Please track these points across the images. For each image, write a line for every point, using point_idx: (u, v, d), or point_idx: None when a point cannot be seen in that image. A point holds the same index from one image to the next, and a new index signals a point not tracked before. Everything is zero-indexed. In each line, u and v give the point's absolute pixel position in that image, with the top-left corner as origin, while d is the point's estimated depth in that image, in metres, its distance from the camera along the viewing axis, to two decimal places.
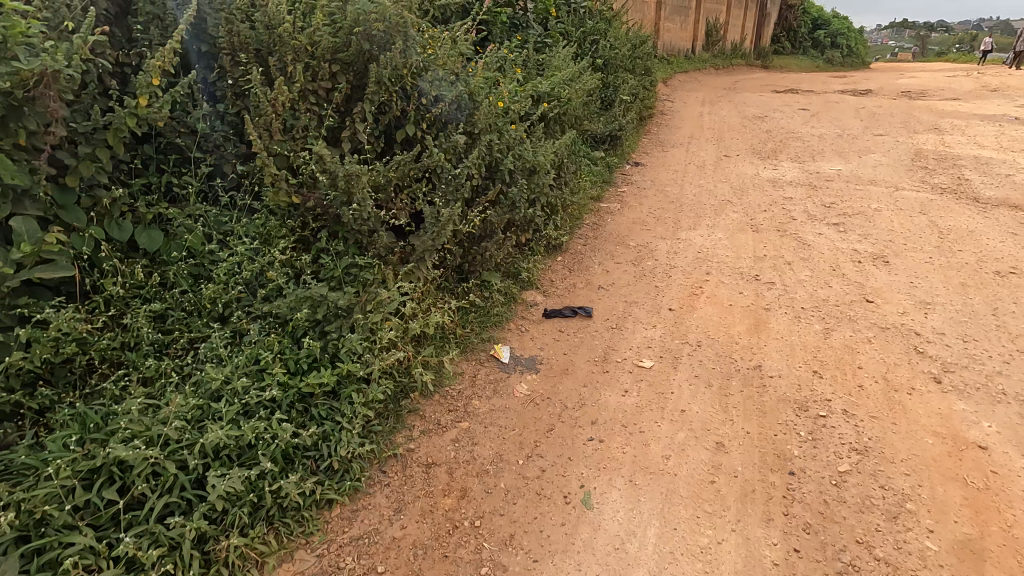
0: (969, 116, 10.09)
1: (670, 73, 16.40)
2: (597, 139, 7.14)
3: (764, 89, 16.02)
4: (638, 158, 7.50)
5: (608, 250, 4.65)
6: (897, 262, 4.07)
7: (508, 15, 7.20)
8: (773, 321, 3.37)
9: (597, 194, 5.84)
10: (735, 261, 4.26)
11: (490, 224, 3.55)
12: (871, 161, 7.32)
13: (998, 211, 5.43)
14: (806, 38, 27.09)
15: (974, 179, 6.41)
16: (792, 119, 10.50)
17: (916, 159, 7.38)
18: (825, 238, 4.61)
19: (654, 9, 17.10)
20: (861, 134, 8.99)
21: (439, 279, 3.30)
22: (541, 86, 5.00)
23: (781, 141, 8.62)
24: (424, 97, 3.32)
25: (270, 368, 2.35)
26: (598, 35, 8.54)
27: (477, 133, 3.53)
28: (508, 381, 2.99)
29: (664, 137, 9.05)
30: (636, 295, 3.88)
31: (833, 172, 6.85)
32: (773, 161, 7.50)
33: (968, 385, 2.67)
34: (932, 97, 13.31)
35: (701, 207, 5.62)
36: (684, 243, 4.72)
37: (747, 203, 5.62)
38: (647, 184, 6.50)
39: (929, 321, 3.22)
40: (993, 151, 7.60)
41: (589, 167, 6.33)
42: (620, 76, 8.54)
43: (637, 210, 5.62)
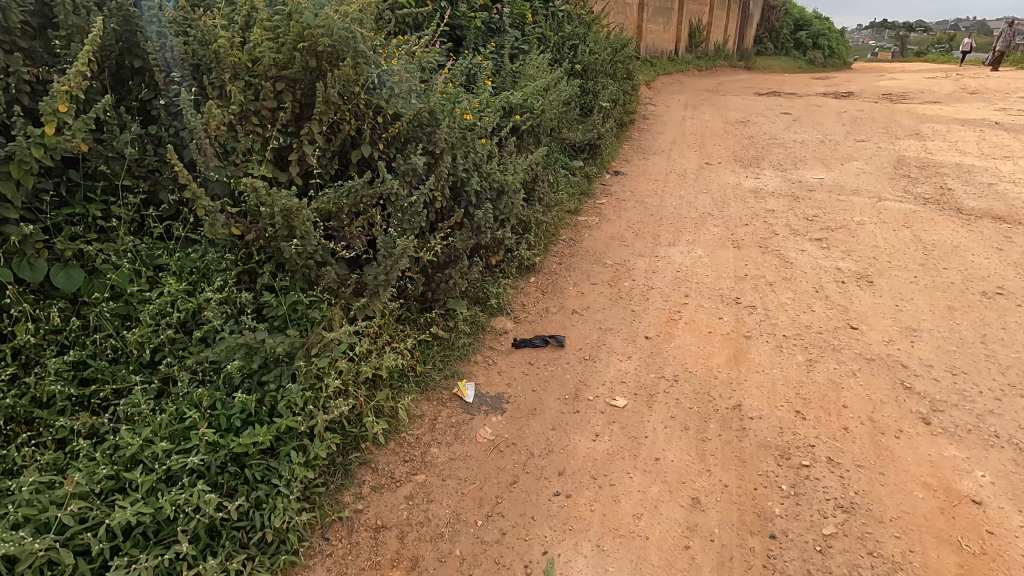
0: (951, 121, 10.04)
1: (653, 76, 16.30)
2: (576, 148, 6.96)
3: (748, 92, 15.97)
4: (618, 167, 7.33)
5: (583, 269, 4.46)
6: (881, 282, 3.92)
7: (483, 19, 7.11)
8: (753, 352, 3.19)
9: (575, 207, 5.65)
10: (715, 282, 4.09)
11: (454, 249, 3.34)
12: (854, 169, 7.20)
13: (982, 223, 5.32)
14: (789, 40, 27.21)
15: (958, 188, 6.30)
16: (775, 124, 10.41)
17: (899, 166, 7.28)
18: (807, 255, 4.45)
19: (636, 12, 16.99)
20: (844, 140, 8.90)
21: (399, 312, 3.08)
22: (513, 97, 4.79)
23: (764, 148, 8.50)
24: (380, 116, 3.10)
25: (198, 426, 2.13)
26: (577, 41, 8.37)
27: (439, 153, 3.31)
28: (471, 424, 2.78)
29: (646, 143, 8.89)
30: (612, 321, 3.69)
31: (815, 181, 6.72)
32: (755, 169, 7.36)
33: (958, 427, 2.50)
34: (913, 100, 13.30)
35: (681, 220, 5.45)
36: (662, 261, 4.54)
37: (728, 216, 5.46)
38: (627, 195, 6.32)
39: (916, 351, 3.06)
40: (975, 158, 7.52)
41: (567, 179, 6.15)
42: (599, 82, 8.37)
43: (616, 224, 5.43)
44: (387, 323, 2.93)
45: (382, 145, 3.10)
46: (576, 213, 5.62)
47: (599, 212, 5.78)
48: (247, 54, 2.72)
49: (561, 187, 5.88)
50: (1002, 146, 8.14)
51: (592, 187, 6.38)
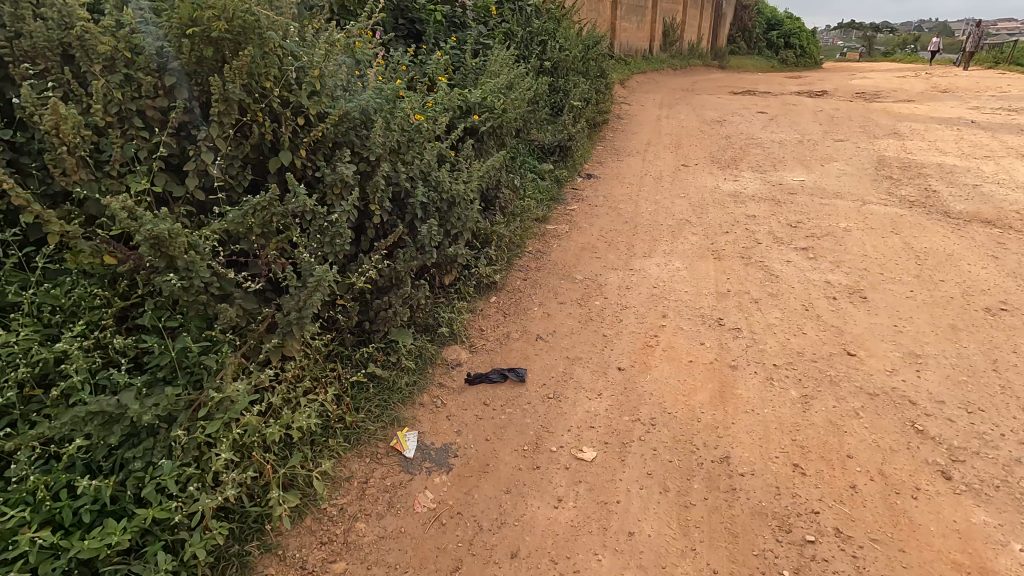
0: (927, 120, 9.89)
1: (627, 74, 15.99)
2: (544, 150, 6.54)
3: (722, 91, 15.78)
4: (590, 170, 6.93)
5: (550, 286, 4.02)
6: (875, 298, 3.57)
7: (444, 13, 6.79)
8: (740, 386, 2.78)
9: (543, 215, 5.23)
10: (694, 299, 3.69)
11: (393, 272, 2.86)
12: (835, 171, 6.91)
13: (972, 228, 5.03)
14: (761, 39, 27.29)
15: (943, 191, 6.03)
16: (751, 123, 10.14)
17: (880, 167, 7.02)
18: (793, 266, 4.09)
19: (609, 9, 16.66)
20: (822, 140, 8.64)
21: (324, 349, 2.60)
22: (471, 96, 4.33)
23: (741, 148, 8.19)
24: (300, 117, 2.60)
25: (30, 524, 1.63)
26: (545, 36, 7.94)
27: (375, 160, 2.83)
28: (408, 487, 2.31)
29: (620, 145, 8.52)
30: (580, 348, 3.25)
31: (796, 184, 6.41)
32: (733, 171, 7.03)
33: (984, 482, 2.12)
34: (887, 99, 13.23)
35: (657, 227, 5.06)
36: (637, 276, 4.13)
37: (707, 223, 5.08)
38: (599, 200, 5.92)
39: (923, 382, 2.69)
40: (956, 158, 7.30)
41: (534, 184, 5.72)
42: (569, 81, 7.96)
43: (588, 233, 5.02)
44: (306, 365, 2.45)
45: (304, 151, 2.61)
46: (544, 221, 5.20)
47: (569, 220, 5.36)
48: (123, 42, 2.21)
49: (527, 193, 5.45)
50: (982, 145, 7.95)
51: (562, 192, 5.97)
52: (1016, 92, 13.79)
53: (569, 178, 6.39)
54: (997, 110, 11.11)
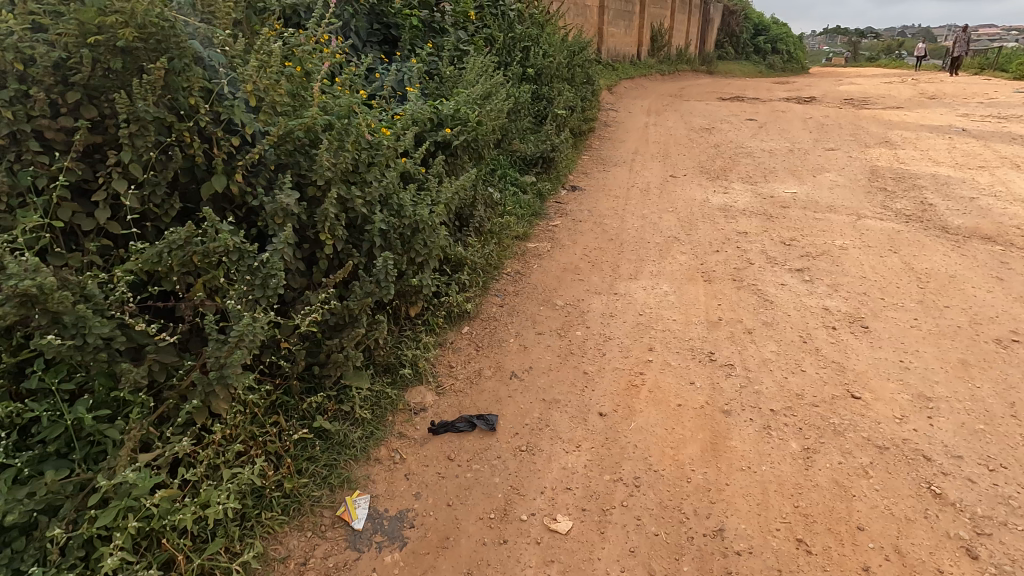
0: (917, 128, 9.74)
1: (614, 80, 15.77)
2: (526, 162, 6.25)
3: (711, 96, 15.62)
4: (575, 182, 6.65)
5: (529, 314, 3.73)
6: (877, 328, 3.31)
7: (422, 18, 6.51)
8: (734, 436, 2.49)
9: (523, 232, 4.94)
10: (683, 330, 3.41)
11: (347, 311, 2.55)
12: (827, 182, 6.69)
13: (972, 245, 4.80)
14: (748, 44, 27.30)
15: (939, 204, 5.82)
16: (740, 131, 9.94)
17: (874, 178, 6.81)
18: (788, 291, 3.82)
19: (596, 14, 16.45)
20: (813, 149, 8.44)
21: (264, 402, 2.29)
22: (443, 108, 4.03)
23: (730, 157, 7.96)
24: (234, 138, 2.29)
25: None
26: (528, 43, 7.66)
27: (325, 185, 2.53)
28: (354, 569, 2.01)
29: (606, 155, 8.25)
30: (558, 388, 2.95)
31: (787, 197, 6.17)
32: (722, 182, 6.79)
33: (1013, 563, 1.87)
34: (876, 106, 13.14)
35: (643, 246, 4.78)
36: (622, 302, 3.84)
37: (697, 241, 4.81)
38: (584, 215, 5.63)
39: (937, 433, 2.43)
40: (950, 168, 7.12)
41: (514, 199, 5.43)
42: (553, 89, 7.69)
43: (571, 253, 4.73)
44: (239, 423, 2.13)
45: (239, 176, 2.30)
46: (524, 239, 4.91)
47: (551, 237, 5.07)
48: (14, 51, 1.86)
49: (507, 209, 5.16)
50: (975, 154, 7.78)
51: (544, 206, 5.68)
52: (1003, 98, 13.74)
53: (552, 191, 6.10)
54: (987, 117, 11.00)
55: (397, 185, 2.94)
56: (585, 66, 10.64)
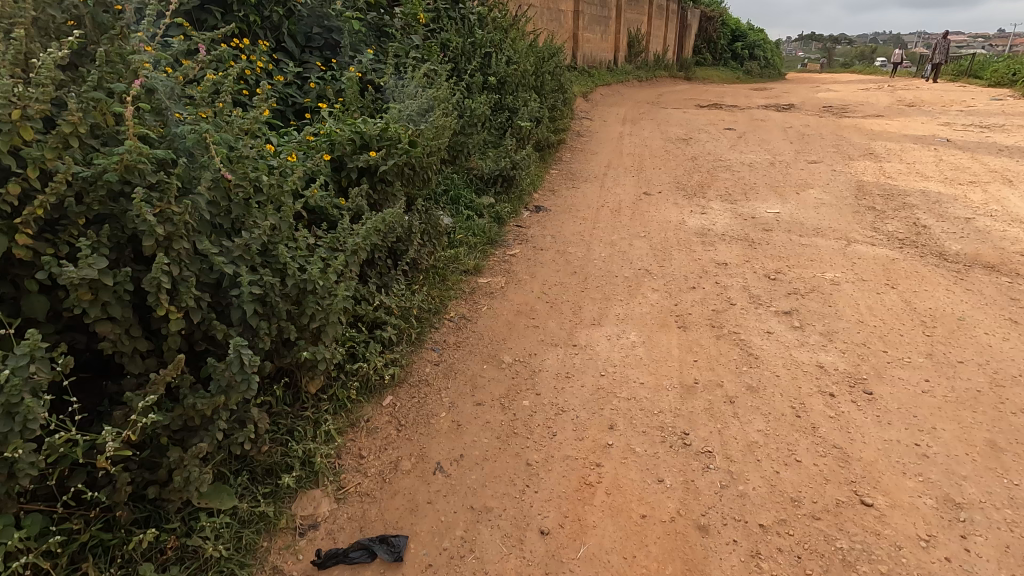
0: (901, 138, 9.35)
1: (590, 87, 15.29)
2: (484, 182, 5.65)
3: (689, 104, 15.22)
4: (539, 202, 6.06)
5: (469, 376, 3.10)
6: (883, 393, 2.76)
7: (369, 21, 5.88)
8: (712, 571, 1.94)
9: (474, 266, 4.32)
10: (651, 397, 2.81)
11: (198, 411, 1.90)
12: (812, 200, 6.20)
13: (975, 275, 4.31)
14: (726, 50, 27.19)
15: (933, 225, 5.34)
16: (718, 141, 9.47)
17: (861, 195, 6.33)
18: (774, 342, 3.26)
19: (570, 19, 15.97)
20: (794, 161, 7.98)
21: (59, 554, 1.67)
22: (368, 127, 3.38)
23: (709, 172, 7.45)
24: (18, 183, 1.64)
25: None
26: (489, 50, 7.07)
27: (165, 241, 1.87)
28: None
29: (576, 170, 7.69)
30: (493, 488, 2.34)
31: (770, 218, 5.65)
32: (700, 201, 6.26)
33: None
34: (856, 114, 12.80)
35: (610, 281, 4.19)
36: (580, 358, 3.23)
37: (670, 274, 4.24)
38: (546, 241, 5.04)
39: (973, 565, 1.90)
40: (939, 184, 6.68)
41: (466, 226, 4.82)
42: (517, 100, 7.12)
43: (527, 291, 4.12)
44: None
45: (25, 237, 1.64)
46: (475, 274, 4.30)
47: (506, 270, 4.46)
48: None
49: (455, 239, 4.55)
50: (963, 168, 7.37)
51: (502, 232, 5.08)
52: (982, 106, 13.54)
53: (512, 214, 5.51)
54: (969, 126, 10.68)
55: (272, 235, 2.30)
56: (556, 73, 10.09)
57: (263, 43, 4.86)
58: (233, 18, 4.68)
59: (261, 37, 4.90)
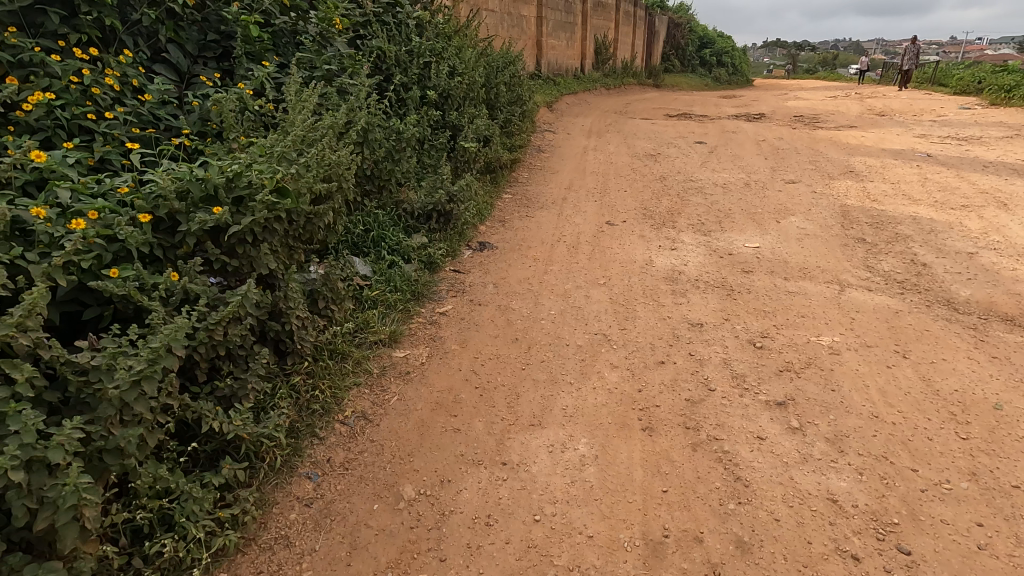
0: (879, 152, 8.82)
1: (555, 96, 14.56)
2: (416, 217, 4.78)
3: (657, 114, 14.61)
4: (484, 239, 5.24)
5: (349, 526, 2.21)
6: (926, 552, 1.98)
7: (279, 25, 4.98)
8: None
9: (388, 335, 3.43)
10: (603, 568, 1.98)
11: None
12: (794, 231, 5.50)
13: (995, 331, 3.61)
14: (693, 57, 27.01)
15: (933, 263, 4.68)
16: (687, 158, 8.81)
17: (847, 223, 5.66)
18: (768, 455, 2.45)
19: (533, 26, 15.25)
20: (770, 181, 7.33)
21: None
22: (212, 171, 2.44)
23: (678, 195, 6.73)
24: None
25: None
26: (428, 60, 6.23)
27: None
28: None
29: (531, 195, 6.88)
30: None
31: (749, 256, 4.92)
32: (669, 233, 5.51)
33: None
34: (828, 125, 12.29)
35: (559, 353, 3.34)
36: (509, 488, 2.36)
37: (633, 341, 3.42)
38: (487, 292, 4.17)
39: None
40: (929, 209, 6.07)
41: (384, 278, 3.94)
42: (462, 118, 6.29)
43: (452, 370, 3.23)
44: None
45: None
46: (390, 346, 3.41)
47: (432, 337, 3.58)
48: None
49: (367, 298, 3.65)
50: (951, 188, 6.80)
51: (433, 282, 4.21)
52: (953, 115, 13.27)
53: (448, 256, 4.67)
54: (946, 138, 10.24)
55: None
56: (512, 85, 9.30)
57: (130, 57, 3.94)
58: (86, 25, 3.77)
59: (129, 49, 3.99)
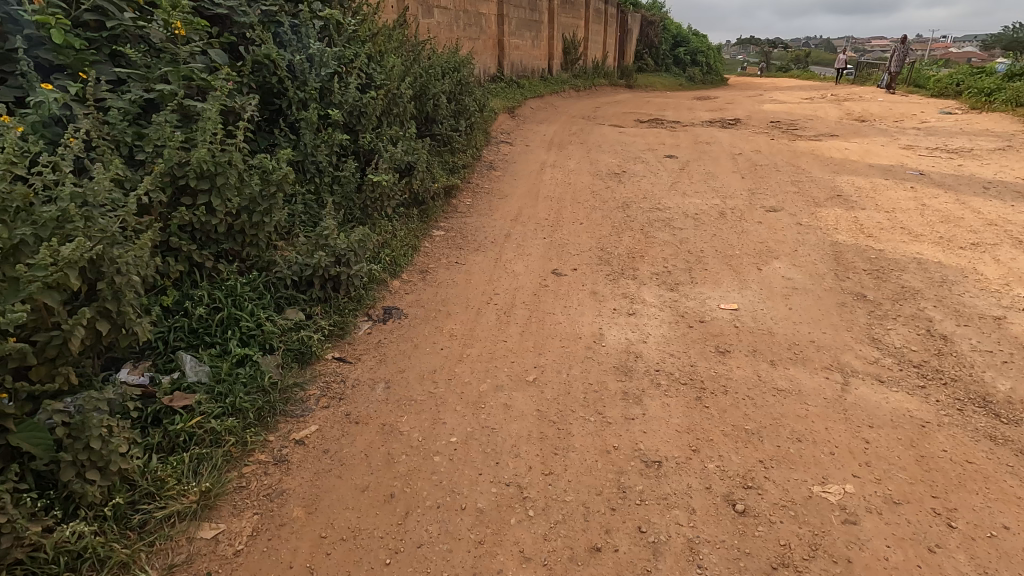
0: (867, 169, 7.92)
1: (517, 99, 13.44)
2: (292, 283, 3.64)
3: (626, 120, 13.59)
4: (391, 303, 4.12)
5: None
6: None
7: (116, 28, 3.79)
8: None
9: (195, 502, 2.30)
10: None
11: None
12: (778, 284, 4.50)
13: None
14: (667, 57, 26.22)
15: (956, 333, 3.70)
16: (656, 177, 7.82)
17: (841, 271, 4.68)
18: None
19: (494, 24, 14.14)
20: (748, 208, 6.36)
21: None
22: None
23: (642, 230, 5.71)
24: None
25: None
26: (334, 72, 5.08)
27: None
28: None
29: (468, 231, 5.78)
30: None
31: (725, 323, 3.90)
32: (627, 288, 4.46)
33: None
34: (808, 133, 11.37)
35: (447, 527, 2.25)
36: None
37: (558, 501, 2.35)
38: (372, 399, 3.06)
39: None
40: (935, 248, 5.14)
41: (218, 390, 2.80)
42: (377, 142, 5.16)
43: (279, 569, 2.12)
44: None
45: None
46: (196, 518, 2.28)
47: (271, 492, 2.45)
48: None
49: (178, 433, 2.51)
50: (954, 217, 5.90)
51: (300, 384, 3.10)
52: (936, 121, 12.57)
53: (333, 336, 3.56)
54: (935, 150, 9.41)
55: None
56: (458, 94, 8.16)
57: None
58: None
59: None
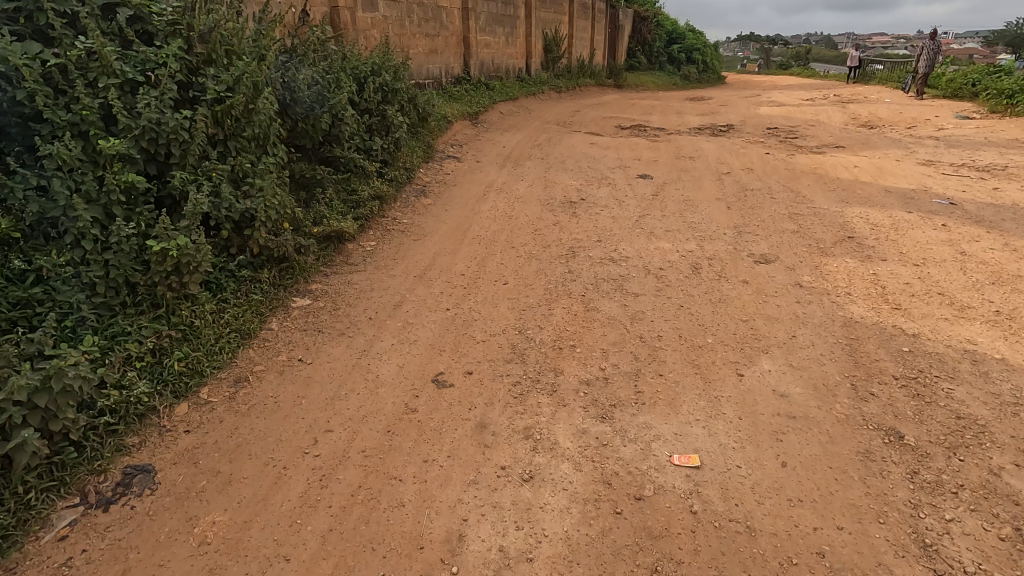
0: (884, 196, 6.38)
1: (483, 103, 11.88)
2: None
3: (605, 126, 12.01)
4: (146, 457, 2.58)
5: None
6: None
7: None
8: None
9: None
10: None
11: None
12: (767, 407, 2.95)
13: None
14: (660, 53, 24.62)
15: None
16: (621, 206, 6.28)
17: (860, 380, 3.14)
18: None
19: (460, 19, 12.58)
20: (733, 258, 4.82)
21: None
22: None
23: (584, 296, 4.16)
24: None
25: None
26: (129, 80, 3.50)
27: None
28: None
29: (346, 296, 4.24)
30: None
31: (676, 504, 2.37)
32: (536, 415, 2.92)
33: None
34: (809, 144, 9.81)
35: None
36: None
37: None
38: None
39: None
40: (992, 332, 3.60)
41: None
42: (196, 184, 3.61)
43: None
44: None
45: None
46: None
47: None
48: None
49: None
50: (1009, 275, 4.36)
51: None
52: (956, 128, 11.02)
53: None
54: (961, 168, 7.87)
55: None
56: (379, 102, 6.60)
57: None
58: None
59: None
